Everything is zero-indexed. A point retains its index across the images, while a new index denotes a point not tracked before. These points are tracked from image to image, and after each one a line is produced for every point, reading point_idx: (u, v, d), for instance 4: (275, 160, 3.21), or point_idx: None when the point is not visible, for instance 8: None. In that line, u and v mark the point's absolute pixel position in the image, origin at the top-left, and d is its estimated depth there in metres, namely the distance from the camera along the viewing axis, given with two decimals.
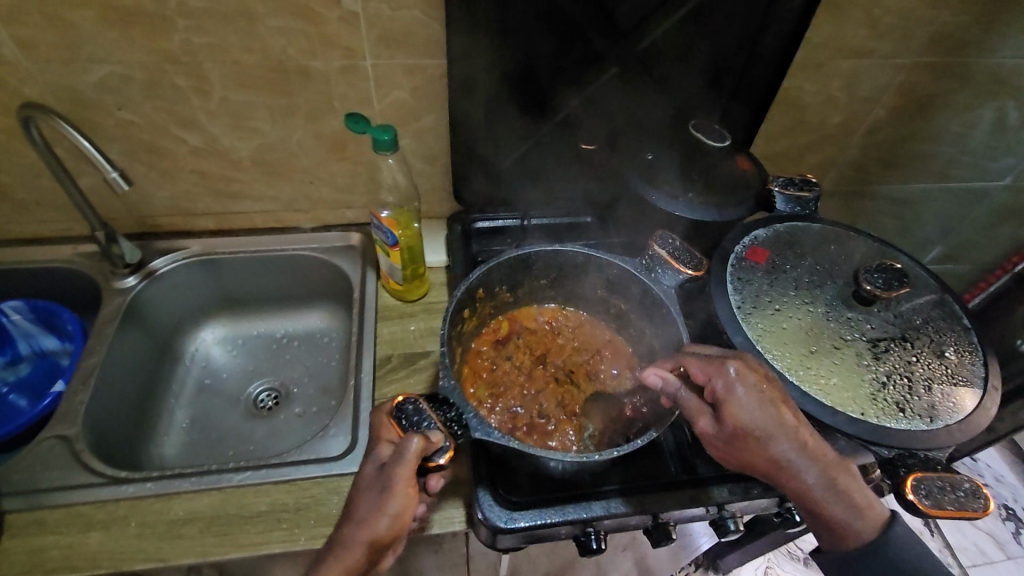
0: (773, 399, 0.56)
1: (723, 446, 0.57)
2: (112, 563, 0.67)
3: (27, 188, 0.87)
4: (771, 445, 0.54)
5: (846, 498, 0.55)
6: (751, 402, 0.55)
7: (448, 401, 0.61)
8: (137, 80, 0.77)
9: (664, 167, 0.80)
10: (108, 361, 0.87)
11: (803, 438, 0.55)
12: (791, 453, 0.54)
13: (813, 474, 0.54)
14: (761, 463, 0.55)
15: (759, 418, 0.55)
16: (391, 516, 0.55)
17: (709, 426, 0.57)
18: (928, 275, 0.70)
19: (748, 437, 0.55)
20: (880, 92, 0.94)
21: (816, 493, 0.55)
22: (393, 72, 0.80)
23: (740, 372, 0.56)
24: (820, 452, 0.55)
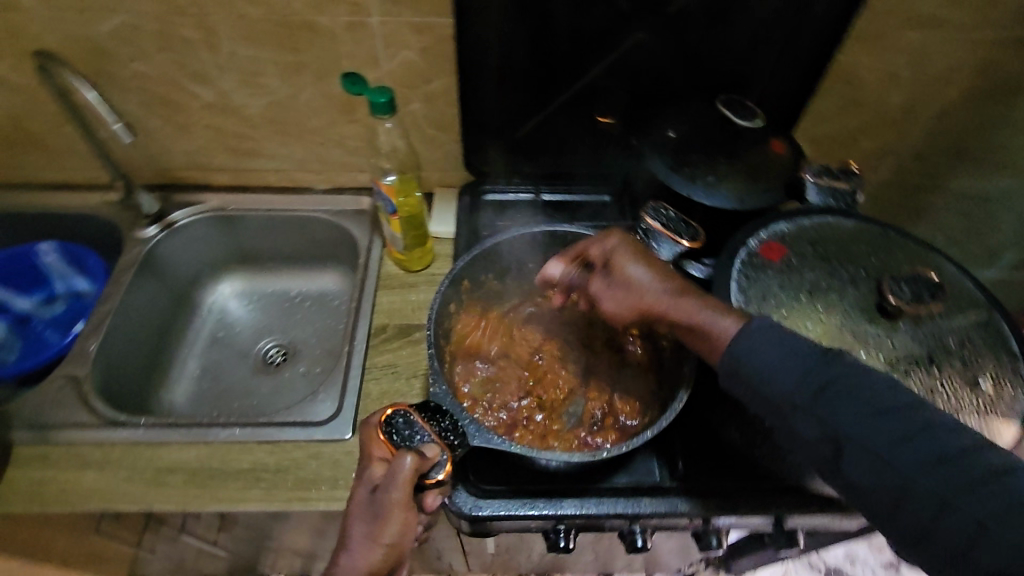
0: (651, 258, 0.62)
1: (609, 293, 0.63)
2: (102, 502, 0.70)
3: (54, 135, 0.90)
4: (636, 274, 0.61)
5: (710, 304, 0.56)
6: (626, 252, 0.63)
7: (441, 410, 0.56)
8: (148, 32, 0.77)
9: (688, 144, 0.73)
10: (123, 306, 0.90)
11: (670, 274, 0.61)
12: (656, 278, 0.60)
13: (686, 300, 0.57)
14: (641, 305, 0.60)
15: (632, 266, 0.62)
16: (388, 546, 0.49)
17: (599, 286, 0.64)
18: (977, 290, 0.61)
19: (626, 282, 0.62)
20: (955, 70, 0.81)
21: (686, 311, 0.57)
22: (401, 31, 0.76)
23: (621, 237, 0.65)
24: (698, 290, 0.58)
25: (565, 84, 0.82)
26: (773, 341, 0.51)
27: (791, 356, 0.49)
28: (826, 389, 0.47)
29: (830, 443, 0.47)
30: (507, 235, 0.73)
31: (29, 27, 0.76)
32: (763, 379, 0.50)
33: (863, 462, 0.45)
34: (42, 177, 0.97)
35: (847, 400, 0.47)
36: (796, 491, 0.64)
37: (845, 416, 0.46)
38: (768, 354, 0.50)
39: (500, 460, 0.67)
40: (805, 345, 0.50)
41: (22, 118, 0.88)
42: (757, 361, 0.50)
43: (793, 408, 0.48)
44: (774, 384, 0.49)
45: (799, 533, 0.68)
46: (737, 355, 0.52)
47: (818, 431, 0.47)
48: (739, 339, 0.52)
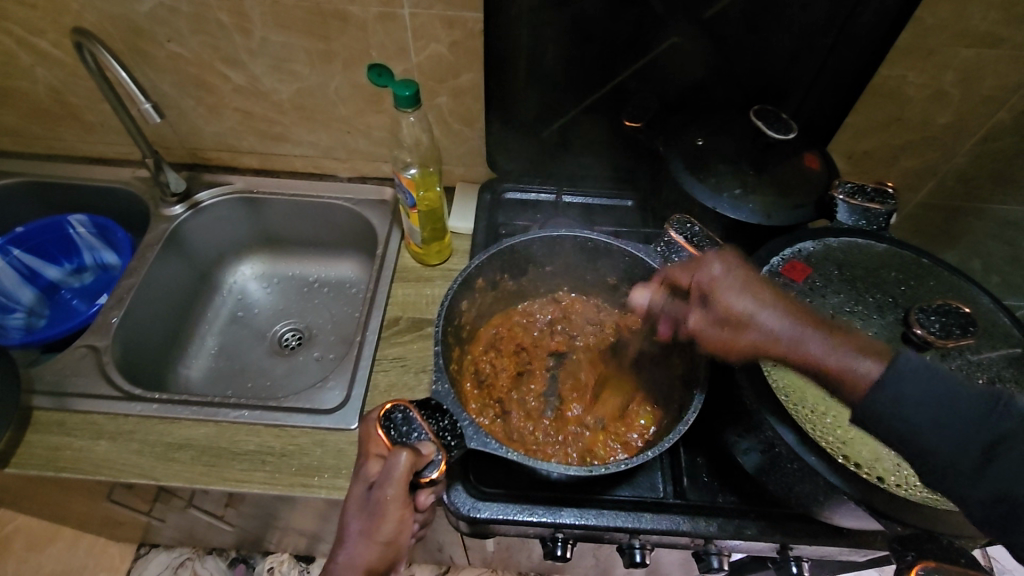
0: (759, 286, 0.57)
1: (719, 333, 0.56)
2: (112, 472, 0.72)
3: (92, 110, 0.92)
4: (747, 311, 0.55)
5: (840, 341, 0.52)
6: (733, 283, 0.57)
7: (440, 408, 0.57)
8: (184, 13, 0.77)
9: (716, 153, 0.71)
10: (146, 282, 0.92)
11: (781, 304, 0.55)
12: (766, 314, 0.54)
13: (811, 337, 0.52)
14: (758, 343, 0.54)
15: (743, 297, 0.56)
16: (383, 544, 0.49)
17: (701, 319, 0.57)
18: (1012, 325, 0.58)
19: (737, 319, 0.55)
20: (1008, 91, 0.77)
21: (815, 349, 0.52)
22: (431, 24, 0.75)
23: (722, 263, 0.58)
24: (813, 322, 0.54)
25: (594, 85, 0.81)
26: (931, 389, 0.48)
27: (956, 409, 0.47)
28: (994, 449, 0.46)
29: (1003, 502, 0.45)
30: (526, 236, 0.72)
31: (71, 3, 0.77)
32: (921, 433, 0.47)
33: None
34: (78, 149, 1.00)
35: (1017, 459, 0.45)
36: (801, 517, 0.62)
37: (1015, 475, 0.45)
38: (929, 406, 0.47)
39: (501, 463, 0.66)
40: (964, 394, 0.48)
41: (61, 93, 0.90)
42: (914, 413, 0.48)
43: (958, 465, 0.46)
44: (933, 440, 0.47)
45: (803, 563, 0.66)
46: (886, 406, 0.48)
47: (987, 490, 0.46)
48: (891, 384, 0.48)
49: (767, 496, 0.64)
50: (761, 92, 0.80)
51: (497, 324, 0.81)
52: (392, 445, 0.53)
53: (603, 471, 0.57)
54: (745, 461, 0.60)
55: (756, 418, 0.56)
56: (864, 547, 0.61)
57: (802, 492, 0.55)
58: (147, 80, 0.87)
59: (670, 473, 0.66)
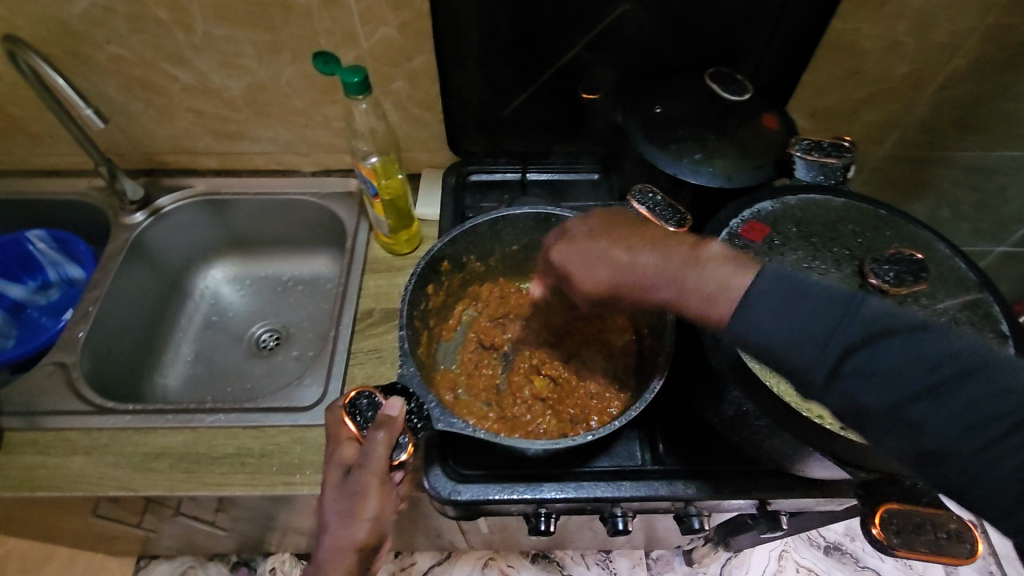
0: (605, 250, 0.59)
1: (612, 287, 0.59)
2: (90, 486, 0.71)
3: (38, 122, 0.90)
4: (628, 260, 0.58)
5: (719, 265, 0.53)
6: (575, 259, 0.61)
7: (407, 392, 0.56)
8: (121, 13, 0.75)
9: (674, 119, 0.70)
10: (112, 293, 0.90)
11: (655, 245, 0.57)
12: (643, 261, 0.57)
13: (664, 282, 0.55)
14: (632, 296, 0.58)
15: (596, 272, 0.59)
16: (371, 522, 0.49)
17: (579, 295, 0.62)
18: (968, 269, 0.59)
19: (600, 293, 0.59)
20: (961, 37, 0.77)
21: (671, 288, 0.55)
22: (377, 7, 0.73)
23: (561, 246, 0.63)
24: (664, 259, 0.56)
25: (550, 58, 0.80)
26: (783, 310, 0.48)
27: (803, 324, 0.47)
28: (840, 358, 0.45)
29: (852, 410, 0.45)
30: (491, 215, 0.71)
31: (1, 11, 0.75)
32: (770, 352, 0.48)
33: (886, 425, 0.44)
34: (30, 163, 0.97)
35: (863, 364, 0.44)
36: (777, 473, 0.63)
37: (868, 386, 0.44)
38: (782, 327, 0.47)
39: (478, 444, 0.66)
40: (817, 307, 0.47)
41: (4, 105, 0.87)
42: (764, 334, 0.48)
43: (807, 379, 0.46)
44: (786, 358, 0.47)
45: (783, 516, 0.68)
46: (744, 332, 0.49)
47: (839, 400, 0.45)
48: (745, 309, 0.49)
49: (744, 455, 0.64)
50: (718, 55, 0.80)
51: (460, 307, 0.80)
52: (361, 429, 0.53)
53: (575, 442, 0.58)
54: (719, 423, 0.61)
55: (723, 379, 0.57)
56: (841, 497, 0.62)
57: (773, 449, 0.57)
58: (92, 86, 0.85)
59: (646, 441, 0.67)
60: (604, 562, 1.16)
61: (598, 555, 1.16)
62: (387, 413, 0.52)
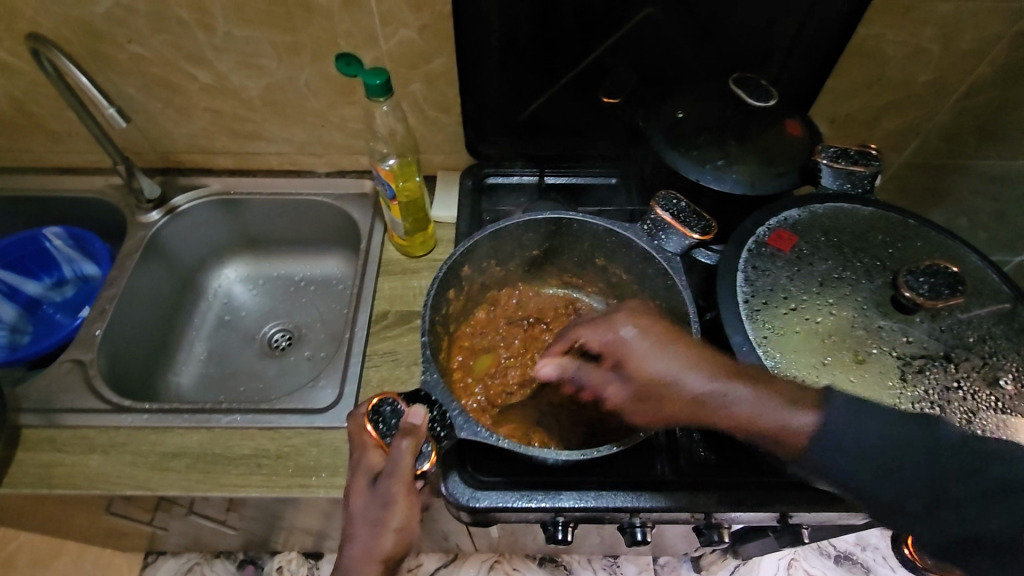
0: (671, 341, 0.55)
1: (640, 403, 0.54)
2: (107, 485, 0.71)
3: (56, 119, 0.90)
4: (668, 377, 0.53)
5: (774, 396, 0.51)
6: (643, 345, 0.55)
7: (430, 399, 0.56)
8: (142, 12, 0.75)
9: (697, 124, 0.69)
10: (129, 291, 0.91)
11: (696, 362, 0.53)
12: (685, 376, 0.53)
13: (739, 391, 0.51)
14: (687, 407, 0.52)
15: (660, 364, 0.54)
16: (398, 532, 0.48)
17: (619, 392, 0.56)
18: (1000, 281, 0.59)
19: (658, 387, 0.53)
20: (987, 44, 0.76)
21: (745, 403, 0.51)
22: (399, 8, 0.73)
23: (627, 322, 0.57)
24: (732, 369, 0.53)
25: (570, 62, 0.79)
26: (872, 437, 0.48)
27: (894, 454, 0.47)
28: (942, 490, 0.46)
29: (960, 541, 0.45)
30: (513, 220, 0.71)
31: (24, 9, 0.75)
32: (864, 483, 0.48)
33: (1000, 556, 0.44)
34: (47, 160, 0.97)
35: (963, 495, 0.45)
36: (800, 485, 0.63)
37: (912, 485, 0.46)
38: (874, 456, 0.47)
39: (497, 451, 0.66)
40: (906, 434, 0.48)
41: (23, 102, 0.87)
42: (857, 462, 0.48)
43: (907, 511, 0.47)
44: (884, 490, 0.47)
45: (803, 529, 0.67)
46: (834, 462, 0.48)
47: (945, 533, 0.46)
48: (797, 423, 0.49)
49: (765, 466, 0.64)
50: (740, 61, 0.79)
51: (481, 312, 0.80)
52: (385, 437, 0.52)
53: (597, 454, 0.57)
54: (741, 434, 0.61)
55: None
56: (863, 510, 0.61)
57: None
58: (111, 84, 0.85)
59: (665, 450, 0.66)
60: (611, 567, 1.15)
61: (605, 560, 1.15)
62: (411, 422, 0.52)
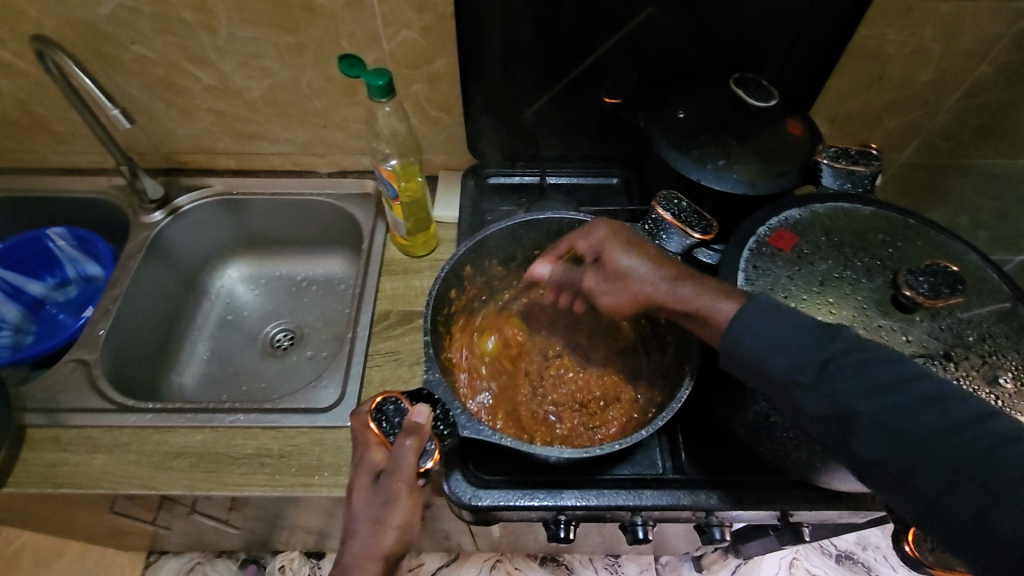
0: (641, 244, 0.60)
1: (605, 289, 0.61)
2: (111, 485, 0.72)
3: (60, 120, 0.90)
4: (629, 269, 0.59)
5: (707, 288, 0.55)
6: (617, 244, 0.60)
7: (433, 398, 0.56)
8: (146, 14, 0.75)
9: (698, 125, 0.70)
10: (132, 290, 0.91)
11: (659, 261, 0.58)
12: (641, 270, 0.58)
13: (684, 286, 0.56)
14: (641, 297, 0.58)
15: (627, 259, 0.59)
16: (399, 529, 0.49)
17: (593, 279, 0.62)
18: (1000, 280, 0.59)
19: (622, 277, 0.59)
20: (987, 44, 0.76)
21: (687, 296, 0.55)
22: (401, 10, 0.73)
23: (607, 226, 0.62)
24: (684, 270, 0.57)
25: (572, 63, 0.80)
26: (773, 320, 0.50)
27: (794, 336, 0.49)
28: (825, 366, 0.48)
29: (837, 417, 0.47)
30: (514, 220, 0.71)
31: (28, 10, 0.75)
32: (762, 354, 0.50)
33: (867, 435, 0.46)
34: (50, 160, 0.98)
35: (847, 375, 0.47)
36: (800, 484, 0.63)
37: (847, 388, 0.47)
38: (771, 336, 0.50)
39: (501, 450, 0.66)
40: (807, 322, 0.50)
41: (27, 103, 0.88)
42: (755, 340, 0.50)
43: (843, 416, 0.46)
44: (776, 364, 0.49)
45: (804, 527, 0.67)
46: (736, 338, 0.51)
47: (822, 408, 0.47)
48: (741, 321, 0.51)
49: (766, 465, 0.64)
50: (741, 61, 0.79)
51: (479, 322, 0.80)
52: (388, 435, 0.53)
53: (599, 452, 0.57)
54: (741, 432, 0.61)
55: (750, 389, 0.56)
56: (863, 509, 0.62)
57: (799, 460, 0.56)
58: (115, 85, 0.85)
59: (667, 449, 0.66)
60: (612, 566, 1.15)
61: (606, 560, 1.16)
62: (415, 420, 0.52)
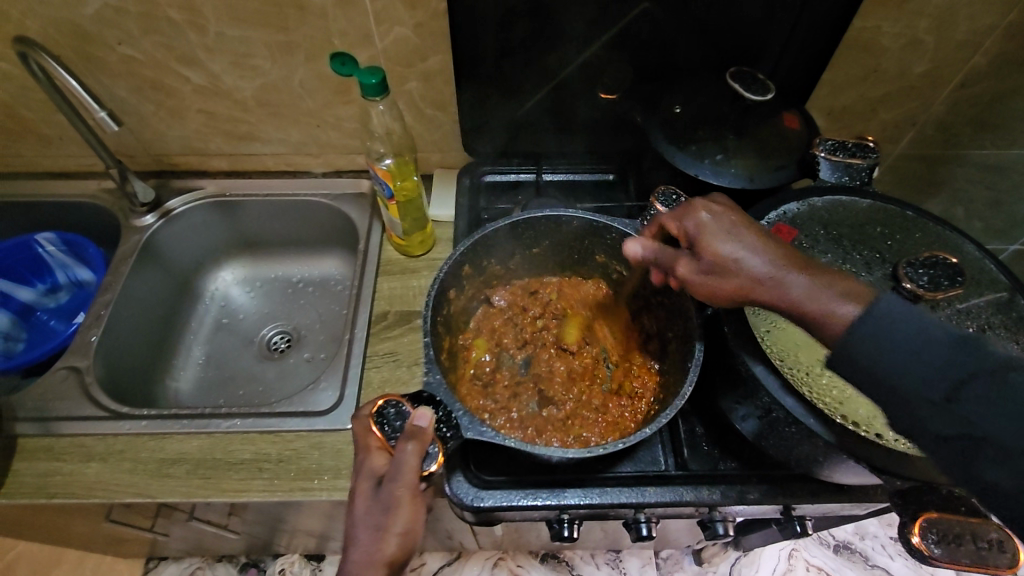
0: (745, 227, 0.55)
1: (703, 278, 0.55)
2: (106, 493, 0.71)
3: (47, 123, 0.89)
4: (734, 256, 0.54)
5: (823, 285, 0.52)
6: (720, 228, 0.55)
7: (434, 400, 0.56)
8: (132, 14, 0.74)
9: (695, 119, 0.69)
10: (123, 296, 0.89)
11: (766, 249, 0.54)
12: (750, 259, 0.54)
13: (795, 279, 0.52)
14: (742, 287, 0.54)
15: (735, 245, 0.54)
16: (402, 535, 0.48)
17: (689, 267, 0.56)
18: (998, 270, 0.59)
19: (726, 266, 0.54)
20: (981, 35, 0.76)
21: (799, 290, 0.52)
22: (393, 6, 0.72)
23: (712, 210, 0.56)
24: (790, 259, 0.54)
25: (566, 59, 0.79)
26: (902, 331, 0.47)
27: (928, 347, 0.46)
28: (961, 385, 0.45)
29: (966, 438, 0.44)
30: (510, 219, 0.71)
31: (11, 12, 0.74)
32: (883, 367, 0.47)
33: (997, 457, 0.42)
34: (38, 164, 0.96)
35: (984, 396, 0.44)
36: (803, 477, 0.63)
37: (985, 412, 0.43)
38: (901, 348, 0.47)
39: (503, 451, 0.66)
40: (947, 333, 0.46)
41: (12, 107, 0.86)
42: (880, 349, 0.47)
43: (972, 438, 0.43)
44: (903, 381, 0.46)
45: (807, 521, 0.67)
46: (857, 347, 0.48)
47: (950, 427, 0.44)
48: (869, 332, 0.48)
49: (769, 459, 0.64)
50: (736, 55, 0.79)
51: (473, 327, 0.79)
52: (390, 439, 0.52)
53: (602, 452, 0.57)
54: (743, 428, 0.61)
55: (751, 384, 0.56)
56: (865, 502, 0.62)
57: (802, 454, 0.56)
58: (102, 87, 0.84)
59: (670, 446, 0.66)
60: (613, 561, 1.15)
61: (608, 555, 1.16)
62: (416, 424, 0.52)
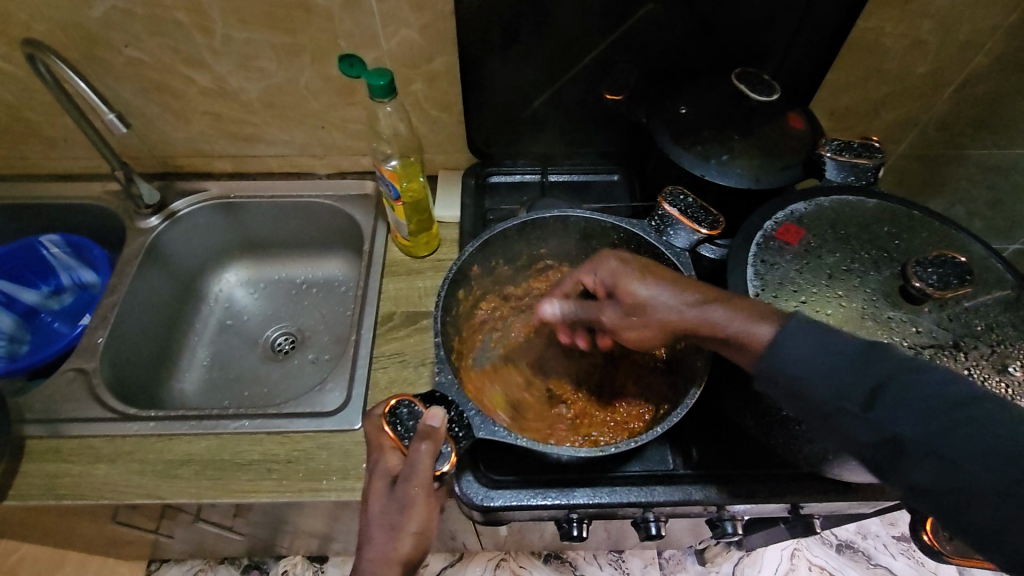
0: (653, 271, 0.60)
1: (627, 322, 0.60)
2: (114, 494, 0.71)
3: (52, 126, 0.89)
4: (646, 298, 0.58)
5: (740, 310, 0.53)
6: (630, 272, 0.60)
7: (446, 400, 0.56)
8: (140, 16, 0.74)
9: (701, 120, 0.70)
10: (128, 298, 0.89)
11: (677, 286, 0.58)
12: (663, 298, 0.57)
13: (706, 309, 0.55)
14: (662, 327, 0.57)
15: (647, 287, 0.58)
16: (416, 535, 0.48)
17: (613, 313, 0.61)
18: (1005, 269, 0.59)
19: (641, 308, 0.58)
20: (983, 36, 0.77)
21: (714, 317, 0.54)
22: (400, 8, 0.72)
23: (619, 261, 0.62)
24: (704, 292, 0.56)
25: (572, 60, 0.79)
26: (813, 342, 0.48)
27: (839, 356, 0.47)
28: (870, 392, 0.45)
29: (886, 444, 0.44)
30: (518, 219, 0.71)
31: (18, 14, 0.74)
32: (802, 378, 0.47)
33: (921, 460, 0.42)
34: (43, 166, 0.96)
35: (895, 400, 0.44)
36: (811, 476, 0.63)
37: (900, 414, 0.43)
38: (812, 358, 0.47)
39: (512, 450, 0.66)
40: (848, 342, 0.47)
41: (18, 109, 0.86)
42: (799, 363, 0.48)
43: (901, 445, 0.43)
44: (819, 391, 0.46)
45: (814, 520, 0.68)
46: (778, 365, 0.49)
47: (874, 433, 0.44)
48: (783, 347, 0.49)
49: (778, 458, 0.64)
50: (740, 56, 0.80)
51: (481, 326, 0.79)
52: (403, 438, 0.53)
53: (613, 451, 0.57)
54: (752, 427, 0.61)
55: None
56: (872, 500, 0.62)
57: (811, 453, 0.56)
58: (108, 89, 0.84)
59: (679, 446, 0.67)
60: (616, 562, 1.16)
61: (610, 555, 1.16)
62: (431, 424, 0.52)
